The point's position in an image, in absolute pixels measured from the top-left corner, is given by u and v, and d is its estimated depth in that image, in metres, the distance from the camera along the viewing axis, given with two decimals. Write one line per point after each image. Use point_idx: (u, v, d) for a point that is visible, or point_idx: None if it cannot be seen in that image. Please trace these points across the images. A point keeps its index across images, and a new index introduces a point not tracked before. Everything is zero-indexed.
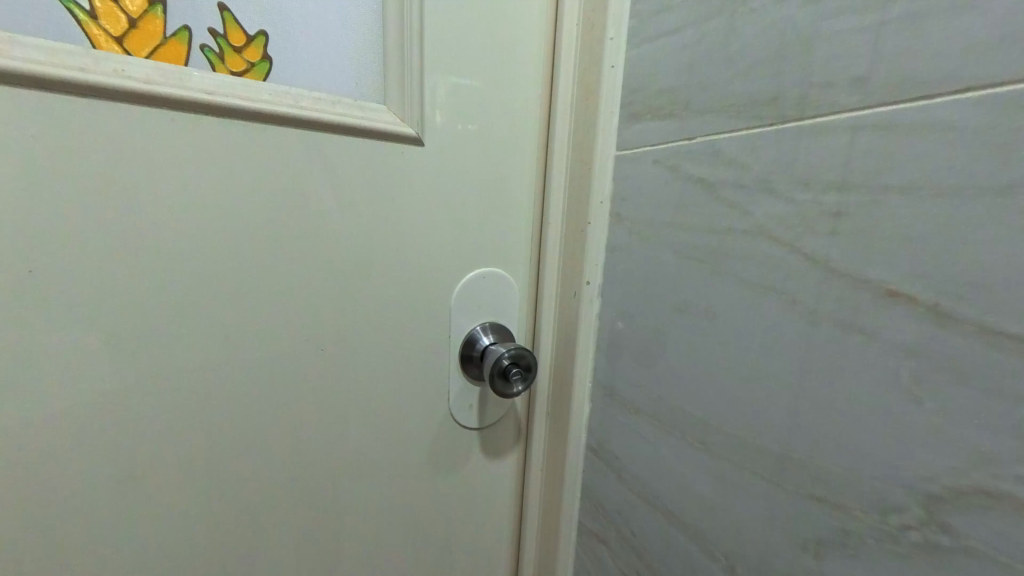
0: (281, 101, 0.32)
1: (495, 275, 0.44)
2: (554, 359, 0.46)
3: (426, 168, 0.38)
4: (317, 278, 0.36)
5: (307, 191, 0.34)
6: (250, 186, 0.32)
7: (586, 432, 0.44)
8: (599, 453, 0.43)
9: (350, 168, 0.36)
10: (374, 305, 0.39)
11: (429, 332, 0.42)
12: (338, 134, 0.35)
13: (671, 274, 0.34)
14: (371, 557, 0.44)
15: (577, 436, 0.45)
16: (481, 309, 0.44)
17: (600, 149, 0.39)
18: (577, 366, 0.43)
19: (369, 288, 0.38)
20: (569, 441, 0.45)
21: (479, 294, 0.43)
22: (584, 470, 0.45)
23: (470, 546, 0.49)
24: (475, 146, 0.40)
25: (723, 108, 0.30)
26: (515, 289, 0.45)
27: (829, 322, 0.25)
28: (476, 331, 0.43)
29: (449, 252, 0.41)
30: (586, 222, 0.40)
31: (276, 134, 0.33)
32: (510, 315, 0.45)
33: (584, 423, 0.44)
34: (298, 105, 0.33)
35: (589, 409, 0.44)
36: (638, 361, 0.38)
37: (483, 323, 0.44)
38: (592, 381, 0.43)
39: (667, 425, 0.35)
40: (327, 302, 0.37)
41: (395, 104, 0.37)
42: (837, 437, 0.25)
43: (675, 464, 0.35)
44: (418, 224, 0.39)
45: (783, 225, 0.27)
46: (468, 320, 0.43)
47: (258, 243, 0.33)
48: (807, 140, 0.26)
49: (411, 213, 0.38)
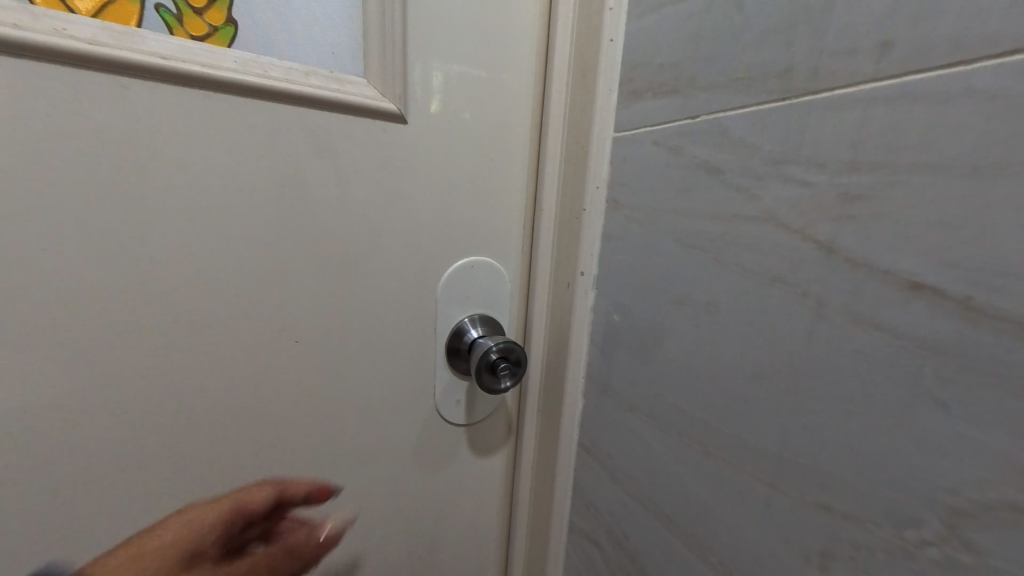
0: (250, 71, 0.30)
1: (484, 264, 0.42)
2: (547, 353, 0.44)
3: (412, 148, 0.36)
4: (294, 264, 0.33)
5: (282, 170, 0.32)
6: (218, 163, 0.30)
7: (579, 428, 0.43)
8: (592, 451, 0.41)
9: (328, 146, 0.33)
10: (353, 295, 0.36)
11: (415, 324, 0.40)
12: (314, 108, 0.32)
13: (671, 265, 0.32)
14: (360, 553, 0.42)
15: (569, 433, 0.43)
16: (469, 300, 0.41)
17: (596, 130, 0.36)
18: (570, 360, 0.41)
19: (351, 275, 0.36)
20: (562, 437, 0.43)
21: (468, 284, 0.41)
22: (577, 468, 0.43)
23: (460, 544, 0.48)
24: (464, 126, 0.37)
25: (730, 82, 0.27)
26: (506, 279, 0.43)
27: (843, 317, 0.23)
28: (464, 323, 0.41)
29: (435, 239, 0.39)
30: (581, 208, 0.38)
31: (244, 106, 0.30)
32: (500, 307, 0.43)
33: (577, 419, 0.43)
34: (268, 76, 0.30)
35: (582, 404, 0.42)
36: (634, 356, 0.36)
37: (472, 314, 0.42)
38: (585, 376, 0.41)
39: (664, 424, 0.34)
40: (305, 292, 0.34)
41: (377, 77, 0.34)
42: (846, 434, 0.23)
43: (672, 465, 0.33)
44: (404, 208, 0.37)
45: (793, 211, 0.25)
46: (455, 312, 0.41)
47: (229, 227, 0.31)
48: (823, 116, 0.23)
49: (396, 197, 0.36)
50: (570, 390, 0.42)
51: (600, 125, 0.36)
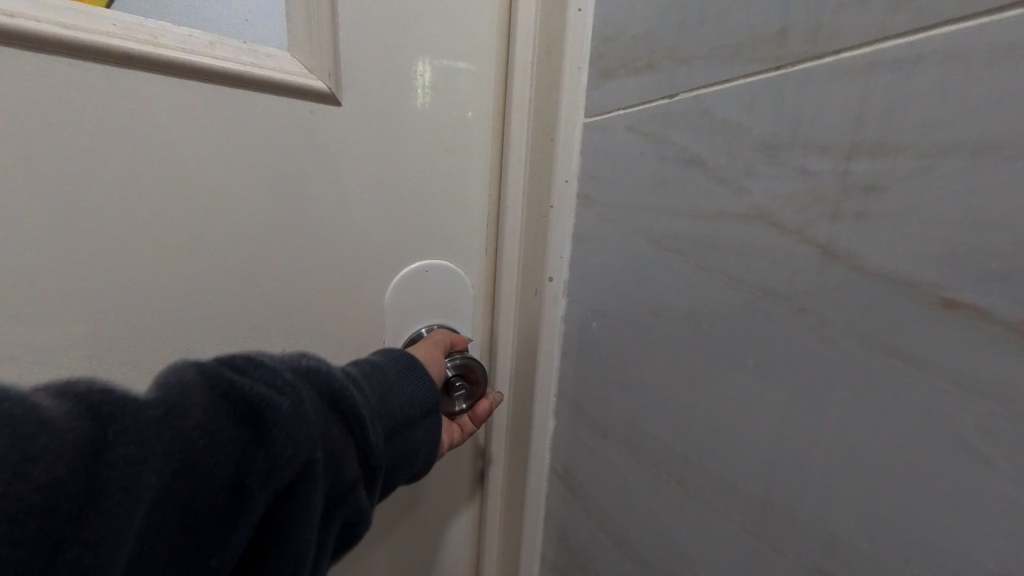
0: (131, 37, 0.25)
1: (444, 269, 0.37)
2: (515, 368, 0.39)
3: (350, 136, 0.31)
4: (214, 271, 0.29)
5: (188, 161, 0.27)
6: (100, 151, 0.25)
7: (551, 452, 0.38)
8: (565, 479, 0.37)
9: (243, 130, 0.28)
10: (283, 303, 0.31)
11: (362, 336, 0.35)
12: (223, 85, 0.27)
13: (649, 272, 0.27)
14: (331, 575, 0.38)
15: (539, 457, 0.38)
16: (423, 309, 0.37)
17: (563, 114, 0.32)
18: (540, 376, 0.37)
19: (285, 282, 0.31)
20: (533, 462, 0.39)
21: (422, 292, 0.36)
22: (550, 496, 0.39)
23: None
24: (412, 110, 0.33)
25: (714, 52, 0.23)
26: (467, 284, 0.38)
27: (851, 339, 0.18)
28: (419, 334, 0.36)
29: (382, 239, 0.34)
30: (549, 205, 0.34)
31: (127, 79, 0.25)
32: (462, 315, 0.38)
33: (548, 442, 0.38)
34: (156, 43, 0.25)
35: (554, 426, 0.38)
36: (609, 375, 0.31)
37: (429, 324, 0.37)
38: (557, 394, 0.37)
39: (642, 455, 0.29)
40: (227, 302, 0.30)
41: (301, 51, 0.29)
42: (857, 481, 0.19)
43: (651, 502, 0.29)
44: (348, 206, 0.32)
45: (789, 206, 0.20)
46: (408, 322, 0.36)
47: (128, 230, 0.26)
48: (828, 87, 0.19)
49: (338, 193, 0.32)
50: (541, 410, 0.37)
51: (568, 109, 0.32)
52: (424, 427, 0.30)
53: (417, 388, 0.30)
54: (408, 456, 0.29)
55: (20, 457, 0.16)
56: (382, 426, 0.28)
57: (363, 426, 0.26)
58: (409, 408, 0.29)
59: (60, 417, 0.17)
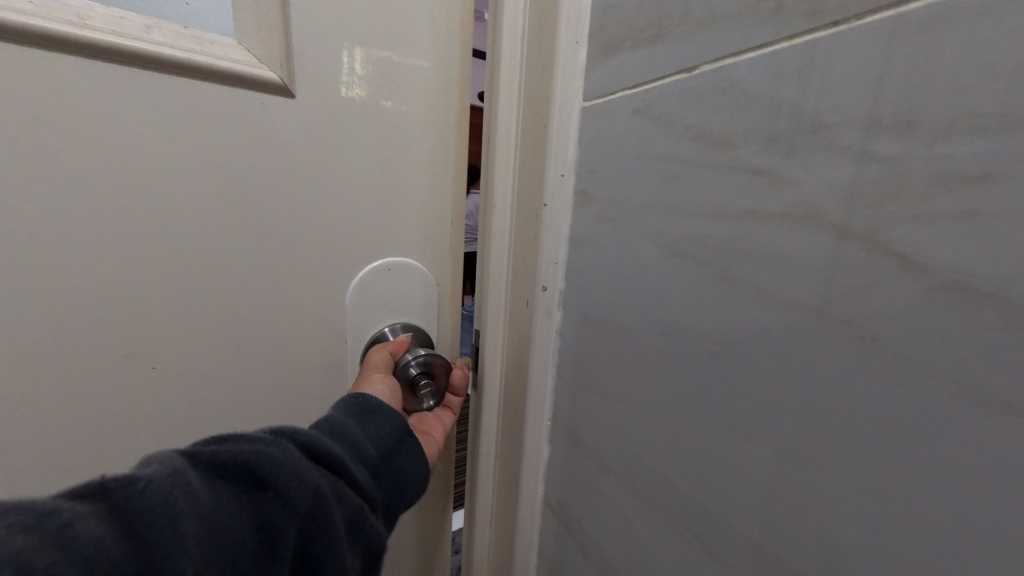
0: (57, 17, 0.23)
1: (405, 264, 0.35)
2: (504, 383, 0.35)
3: (303, 129, 0.29)
4: (158, 270, 0.27)
5: (122, 153, 0.25)
6: (18, 139, 0.23)
7: (544, 483, 0.34)
8: (559, 516, 0.32)
9: (181, 118, 0.26)
10: (235, 308, 0.29)
11: (320, 342, 0.33)
12: (162, 72, 0.25)
13: (657, 283, 0.23)
14: None
15: (530, 487, 0.34)
16: (383, 307, 0.34)
17: (557, 97, 0.27)
18: (531, 396, 0.32)
19: (233, 285, 0.29)
20: (521, 492, 0.34)
21: (382, 289, 0.34)
22: (541, 533, 0.34)
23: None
24: (374, 102, 0.31)
25: (743, 12, 0.18)
26: (429, 279, 0.36)
27: (937, 384, 0.14)
28: (382, 335, 0.34)
29: (343, 243, 0.32)
30: (541, 203, 0.29)
31: (52, 64, 0.23)
32: (425, 314, 0.36)
33: (541, 472, 0.34)
34: (88, 26, 0.23)
35: (547, 454, 0.33)
36: (609, 401, 0.27)
37: (393, 322, 0.35)
38: (550, 417, 0.32)
39: (646, 499, 0.25)
40: (169, 308, 0.27)
41: (249, 39, 0.27)
42: (860, 523, 0.16)
43: (634, 531, 0.26)
44: (300, 201, 0.30)
45: (848, 205, 0.15)
46: (367, 322, 0.34)
47: (66, 232, 0.24)
48: (905, 44, 0.14)
49: (289, 187, 0.29)
50: (532, 435, 0.33)
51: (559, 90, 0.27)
52: (406, 454, 0.30)
53: (385, 424, 0.29)
54: (401, 483, 0.29)
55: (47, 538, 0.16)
56: (363, 463, 0.27)
57: (349, 464, 0.25)
58: (383, 442, 0.29)
59: (33, 542, 0.15)
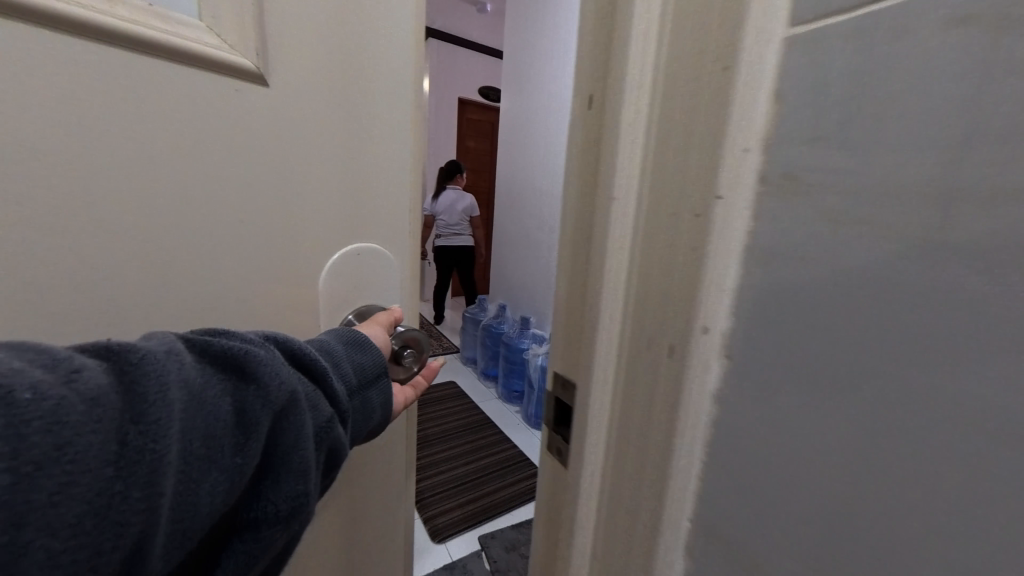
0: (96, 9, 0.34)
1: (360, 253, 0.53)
2: (653, 309, 0.35)
3: (273, 106, 0.43)
4: (204, 193, 0.41)
5: (156, 115, 0.37)
6: (93, 105, 0.34)
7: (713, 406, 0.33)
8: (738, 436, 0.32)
9: (193, 92, 0.39)
10: (244, 209, 0.44)
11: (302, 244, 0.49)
12: (156, 60, 0.37)
13: (887, 170, 0.23)
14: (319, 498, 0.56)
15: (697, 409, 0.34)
16: (348, 282, 0.53)
17: (753, 16, 0.29)
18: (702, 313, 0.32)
19: (239, 203, 0.43)
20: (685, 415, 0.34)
21: (345, 267, 0.52)
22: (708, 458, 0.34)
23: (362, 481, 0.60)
24: (319, 82, 0.46)
25: None
26: (384, 254, 0.55)
27: None
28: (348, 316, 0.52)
29: (316, 173, 0.48)
30: (726, 117, 0.30)
31: (96, 67, 0.34)
32: (369, 283, 0.54)
33: (707, 393, 0.33)
34: (124, 19, 0.35)
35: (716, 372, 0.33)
36: (818, 305, 0.27)
37: (355, 306, 0.54)
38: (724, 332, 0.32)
39: (886, 395, 0.24)
40: (207, 217, 0.42)
41: (226, 29, 0.40)
42: None
43: (864, 427, 0.25)
44: (282, 151, 0.45)
45: None
46: (339, 279, 0.52)
47: (125, 164, 0.37)
48: None
49: (261, 161, 0.44)
50: (700, 355, 0.33)
51: (718, 55, 0.30)
52: (376, 388, 0.46)
53: (365, 359, 0.46)
54: (366, 408, 0.45)
55: (87, 431, 0.26)
56: (343, 384, 0.43)
57: (326, 381, 0.41)
58: (364, 374, 0.45)
59: (53, 376, 0.26)
